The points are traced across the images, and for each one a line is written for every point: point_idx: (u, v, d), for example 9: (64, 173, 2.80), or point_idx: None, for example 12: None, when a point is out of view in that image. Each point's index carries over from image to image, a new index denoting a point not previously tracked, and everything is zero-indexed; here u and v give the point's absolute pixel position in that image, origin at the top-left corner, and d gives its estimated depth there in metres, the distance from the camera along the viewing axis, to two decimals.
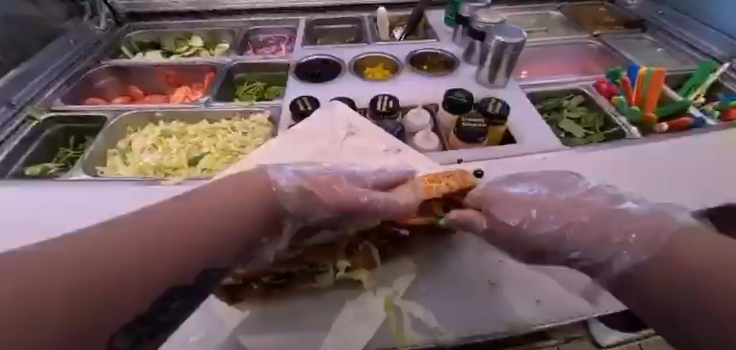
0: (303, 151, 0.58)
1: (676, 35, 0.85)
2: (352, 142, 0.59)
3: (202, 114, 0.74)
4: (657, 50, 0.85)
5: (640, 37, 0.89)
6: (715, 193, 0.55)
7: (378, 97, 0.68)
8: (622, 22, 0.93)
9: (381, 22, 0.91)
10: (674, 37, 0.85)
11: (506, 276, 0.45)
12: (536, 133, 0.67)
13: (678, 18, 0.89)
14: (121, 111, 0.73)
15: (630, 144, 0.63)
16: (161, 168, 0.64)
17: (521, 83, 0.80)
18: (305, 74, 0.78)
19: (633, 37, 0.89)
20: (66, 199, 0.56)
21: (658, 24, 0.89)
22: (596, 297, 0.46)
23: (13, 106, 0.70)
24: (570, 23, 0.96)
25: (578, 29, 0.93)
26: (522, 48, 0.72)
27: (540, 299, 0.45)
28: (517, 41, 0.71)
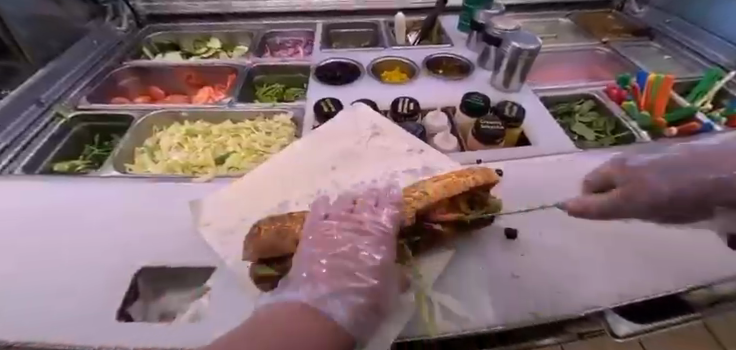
0: (330, 150, 0.60)
1: (683, 43, 0.88)
2: (377, 142, 0.61)
3: (226, 114, 0.76)
4: (665, 57, 0.88)
5: (648, 45, 0.92)
6: None
7: (399, 100, 0.71)
8: (629, 30, 0.96)
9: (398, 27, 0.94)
10: (681, 45, 0.88)
11: (525, 268, 0.48)
12: (550, 136, 0.70)
13: (685, 27, 0.92)
14: (147, 111, 0.75)
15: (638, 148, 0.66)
16: (188, 166, 0.66)
17: (534, 88, 0.82)
18: (326, 76, 0.81)
19: (640, 44, 0.92)
20: (100, 194, 0.58)
21: (665, 33, 0.93)
22: (620, 287, 0.46)
23: (42, 104, 0.72)
24: (579, 30, 0.99)
25: (588, 36, 0.96)
26: (537, 54, 0.75)
27: (564, 289, 0.45)
28: (533, 47, 0.74)
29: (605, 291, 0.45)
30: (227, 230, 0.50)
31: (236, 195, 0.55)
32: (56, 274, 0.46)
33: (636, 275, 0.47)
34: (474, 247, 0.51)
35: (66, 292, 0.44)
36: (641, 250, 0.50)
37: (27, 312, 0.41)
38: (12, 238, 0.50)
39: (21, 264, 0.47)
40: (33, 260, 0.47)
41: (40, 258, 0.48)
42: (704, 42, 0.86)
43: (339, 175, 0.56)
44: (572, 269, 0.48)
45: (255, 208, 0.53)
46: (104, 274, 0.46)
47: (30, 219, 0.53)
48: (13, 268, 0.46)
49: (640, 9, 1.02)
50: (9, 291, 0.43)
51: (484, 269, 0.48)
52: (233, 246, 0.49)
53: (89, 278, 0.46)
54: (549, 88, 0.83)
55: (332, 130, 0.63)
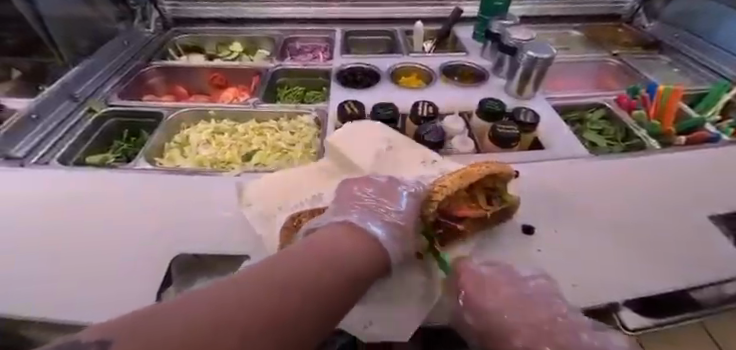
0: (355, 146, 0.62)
1: (691, 57, 0.92)
2: (399, 142, 0.64)
3: (251, 113, 0.79)
4: (673, 70, 0.91)
5: (657, 58, 0.95)
6: (732, 201, 0.60)
7: (418, 103, 0.74)
8: (638, 43, 1.00)
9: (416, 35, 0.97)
10: (689, 59, 0.92)
11: (541, 262, 0.50)
12: (563, 141, 0.73)
13: (692, 40, 0.95)
14: (177, 108, 0.78)
15: (649, 156, 0.69)
16: (216, 161, 0.70)
17: (547, 96, 0.85)
18: (347, 80, 0.84)
19: (650, 57, 0.96)
20: (135, 184, 0.60)
21: (672, 46, 0.96)
22: (631, 285, 0.48)
23: (75, 99, 0.75)
24: (590, 43, 1.03)
25: (598, 49, 1.00)
26: (551, 62, 0.78)
27: (576, 284, 0.48)
28: (547, 57, 0.77)
29: (616, 287, 0.47)
30: (261, 218, 0.53)
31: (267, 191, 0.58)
32: (97, 257, 0.48)
33: (649, 274, 0.49)
34: (496, 242, 0.53)
35: (109, 275, 0.46)
36: (650, 248, 0.53)
37: (72, 292, 0.44)
38: (54, 222, 0.53)
39: (65, 250, 0.49)
40: (75, 247, 0.49)
41: (82, 244, 0.50)
42: (712, 56, 0.90)
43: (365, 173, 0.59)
44: (585, 265, 0.50)
45: (286, 200, 0.55)
46: (142, 258, 0.49)
47: (70, 205, 0.56)
48: (57, 254, 0.48)
49: (649, 23, 1.06)
50: (56, 274, 0.46)
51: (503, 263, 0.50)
52: (266, 234, 0.52)
53: (129, 260, 0.48)
54: (561, 97, 0.86)
55: (356, 129, 0.66)
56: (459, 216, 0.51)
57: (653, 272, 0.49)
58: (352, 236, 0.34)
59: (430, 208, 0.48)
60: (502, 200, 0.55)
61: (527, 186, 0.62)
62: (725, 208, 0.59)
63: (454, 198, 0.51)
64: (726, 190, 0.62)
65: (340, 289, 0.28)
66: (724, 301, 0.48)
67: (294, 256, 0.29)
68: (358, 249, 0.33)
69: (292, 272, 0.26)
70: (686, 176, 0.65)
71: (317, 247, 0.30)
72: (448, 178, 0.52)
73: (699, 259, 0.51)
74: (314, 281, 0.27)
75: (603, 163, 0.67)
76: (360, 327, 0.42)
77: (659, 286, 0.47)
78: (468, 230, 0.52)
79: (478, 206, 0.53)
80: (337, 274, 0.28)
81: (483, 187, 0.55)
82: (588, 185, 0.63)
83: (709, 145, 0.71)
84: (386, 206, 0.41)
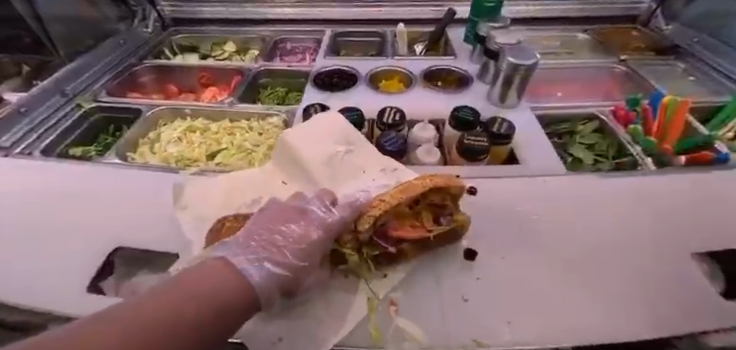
0: (308, 150, 0.59)
1: (710, 63, 0.82)
2: (356, 155, 0.60)
3: (225, 113, 0.81)
4: (690, 78, 0.82)
5: (672, 65, 0.87)
6: (726, 232, 0.52)
7: (386, 108, 0.71)
8: (652, 48, 0.91)
9: (401, 36, 0.94)
10: (709, 65, 0.82)
11: (477, 293, 0.46)
12: (541, 155, 0.67)
13: (715, 46, 0.85)
14: (155, 106, 0.81)
15: (637, 176, 0.62)
16: (182, 159, 0.72)
17: (534, 105, 0.78)
18: (323, 82, 0.82)
19: (665, 64, 0.87)
20: (97, 178, 0.63)
21: (691, 51, 0.87)
22: (577, 327, 0.41)
23: (66, 95, 0.80)
24: (597, 47, 0.95)
25: (606, 54, 0.92)
26: (536, 69, 0.71)
27: (510, 320, 0.43)
28: (530, 63, 0.70)
29: (557, 327, 0.42)
30: (202, 218, 0.54)
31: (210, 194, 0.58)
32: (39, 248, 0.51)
33: (602, 315, 0.43)
34: (435, 265, 0.50)
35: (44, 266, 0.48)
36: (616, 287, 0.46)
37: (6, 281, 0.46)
38: (15, 212, 0.57)
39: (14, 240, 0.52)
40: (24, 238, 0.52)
41: (32, 235, 0.53)
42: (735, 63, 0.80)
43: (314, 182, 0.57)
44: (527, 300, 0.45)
45: (234, 204, 0.56)
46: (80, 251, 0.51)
47: (33, 194, 0.59)
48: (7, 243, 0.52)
49: (667, 25, 0.96)
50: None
51: (441, 287, 0.47)
52: (198, 238, 0.52)
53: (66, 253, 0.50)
54: (552, 106, 0.79)
55: (315, 133, 0.63)
56: (394, 237, 0.49)
57: (614, 316, 0.43)
58: (219, 273, 0.33)
59: (357, 224, 0.47)
60: (452, 220, 0.52)
61: (485, 204, 0.58)
62: (715, 239, 0.51)
63: (393, 214, 0.49)
64: (721, 219, 0.54)
65: (196, 327, 0.27)
66: None
67: (144, 299, 0.27)
68: (226, 285, 0.32)
69: (135, 317, 0.25)
70: (677, 201, 0.57)
71: (175, 288, 0.29)
72: (388, 194, 0.50)
73: (671, 301, 0.44)
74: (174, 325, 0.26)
75: (580, 182, 0.61)
76: (268, 343, 0.41)
77: (616, 332, 0.41)
78: (408, 248, 0.49)
79: (421, 225, 0.51)
80: (194, 311, 0.28)
81: (430, 204, 0.53)
82: (556, 206, 0.57)
83: (711, 167, 0.62)
84: (296, 229, 0.41)
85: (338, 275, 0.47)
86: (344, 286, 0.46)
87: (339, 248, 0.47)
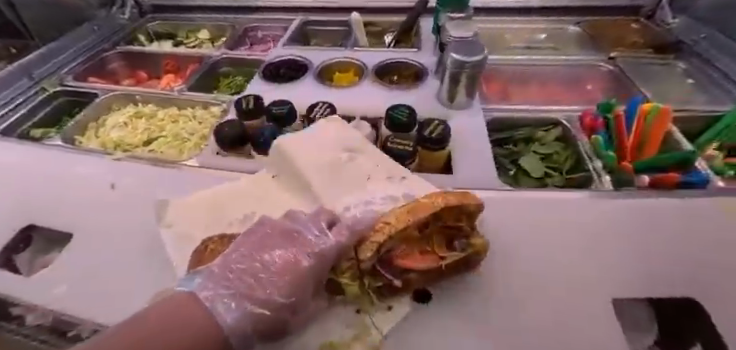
0: (315, 157, 0.52)
1: (714, 65, 0.78)
2: (358, 161, 0.53)
3: (174, 100, 0.81)
4: (687, 81, 0.78)
5: (670, 64, 0.82)
6: (675, 268, 0.44)
7: (317, 103, 0.66)
8: (651, 45, 0.86)
9: (357, 25, 0.86)
10: (711, 67, 0.78)
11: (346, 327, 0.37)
12: (478, 164, 0.60)
13: (721, 43, 0.80)
14: (109, 91, 0.83)
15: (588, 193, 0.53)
16: (121, 144, 0.73)
17: (487, 107, 0.71)
18: (270, 73, 0.79)
19: (662, 63, 0.82)
20: (33, 159, 0.67)
21: (694, 50, 0.82)
22: None
23: (33, 79, 0.84)
24: (586, 41, 0.90)
25: (596, 49, 0.86)
26: (485, 64, 0.63)
27: None
28: (476, 60, 0.62)
29: None
30: (184, 233, 0.49)
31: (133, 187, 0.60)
32: None
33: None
34: (449, 304, 0.40)
35: None
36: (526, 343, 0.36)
37: None
38: None
39: None
40: None
41: None
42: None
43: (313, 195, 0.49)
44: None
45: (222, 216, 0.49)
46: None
47: None
48: None
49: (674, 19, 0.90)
50: None
51: (446, 333, 0.37)
52: (182, 262, 0.46)
53: None
54: (510, 109, 0.71)
55: (316, 135, 0.55)
56: (402, 267, 0.38)
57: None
58: (179, 311, 0.26)
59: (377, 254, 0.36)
60: (469, 244, 0.41)
61: None
62: (658, 277, 0.43)
63: (401, 239, 0.38)
64: (674, 252, 0.45)
65: None
66: None
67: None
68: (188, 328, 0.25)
69: None
70: (626, 227, 0.48)
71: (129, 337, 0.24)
72: (393, 213, 0.39)
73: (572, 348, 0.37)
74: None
75: (511, 199, 0.52)
76: None
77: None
78: (416, 279, 0.39)
79: (431, 251, 0.40)
80: None
81: (443, 225, 0.41)
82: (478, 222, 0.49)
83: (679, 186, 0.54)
84: (279, 256, 0.31)
85: (338, 303, 0.38)
86: (343, 329, 0.36)
87: (334, 277, 0.37)
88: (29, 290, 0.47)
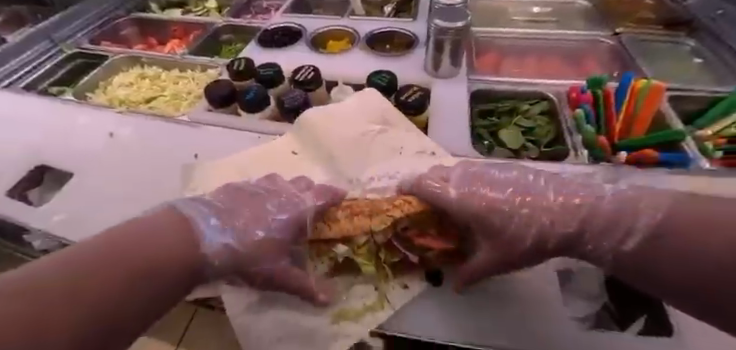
0: (342, 134, 0.54)
1: (726, 44, 0.74)
2: (386, 140, 0.54)
3: (176, 63, 0.85)
4: (695, 61, 0.75)
5: (682, 43, 0.78)
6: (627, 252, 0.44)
7: (303, 67, 0.68)
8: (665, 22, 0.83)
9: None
10: (723, 47, 0.74)
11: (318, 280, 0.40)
12: (453, 129, 0.60)
13: None
14: (118, 54, 0.89)
15: (567, 164, 0.53)
16: (125, 101, 0.78)
17: (472, 77, 0.70)
18: (265, 38, 0.82)
19: (673, 41, 0.79)
20: (47, 111, 0.73)
21: (709, 28, 0.78)
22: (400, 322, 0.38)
23: (53, 41, 0.90)
24: (593, 16, 0.88)
25: (602, 25, 0.84)
26: (468, 27, 0.63)
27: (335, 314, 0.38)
28: (459, 27, 0.62)
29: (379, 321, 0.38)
30: None
31: (129, 137, 0.65)
32: None
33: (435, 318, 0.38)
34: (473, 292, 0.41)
35: None
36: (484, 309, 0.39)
37: None
38: None
39: None
40: None
41: None
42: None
43: (336, 166, 0.51)
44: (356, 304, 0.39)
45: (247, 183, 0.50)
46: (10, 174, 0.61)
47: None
48: None
49: None
50: None
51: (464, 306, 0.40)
52: None
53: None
54: (499, 81, 0.69)
55: (343, 112, 0.56)
56: (420, 246, 0.40)
57: (446, 319, 0.38)
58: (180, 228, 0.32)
59: (388, 233, 0.40)
60: None
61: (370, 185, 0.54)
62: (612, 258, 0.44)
63: (414, 219, 0.40)
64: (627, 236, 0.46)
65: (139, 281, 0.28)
66: None
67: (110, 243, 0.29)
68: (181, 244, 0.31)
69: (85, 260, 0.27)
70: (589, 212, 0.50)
71: (135, 236, 0.30)
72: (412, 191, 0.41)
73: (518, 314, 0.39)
74: (117, 276, 0.27)
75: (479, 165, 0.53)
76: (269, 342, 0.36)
77: (433, 333, 0.37)
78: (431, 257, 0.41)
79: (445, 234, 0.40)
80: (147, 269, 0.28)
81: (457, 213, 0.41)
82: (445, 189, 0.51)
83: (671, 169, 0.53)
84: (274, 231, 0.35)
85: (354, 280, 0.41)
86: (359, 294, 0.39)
87: (351, 255, 0.41)
88: (31, 216, 0.53)
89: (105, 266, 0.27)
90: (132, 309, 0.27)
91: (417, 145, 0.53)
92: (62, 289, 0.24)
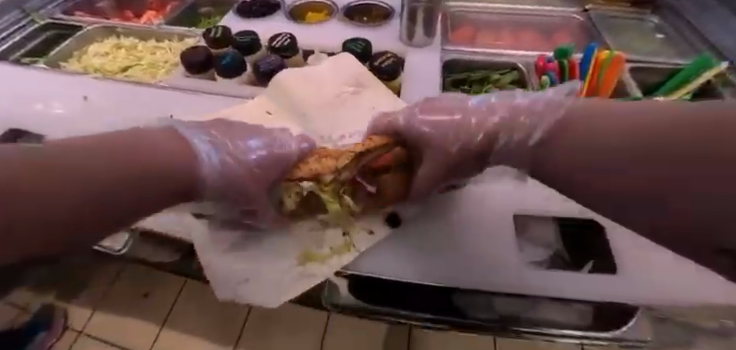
0: (315, 95, 0.55)
1: (686, 19, 0.77)
2: (358, 100, 0.55)
3: (153, 34, 0.84)
4: (657, 36, 0.78)
5: (646, 19, 0.82)
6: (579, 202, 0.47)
7: (280, 34, 0.69)
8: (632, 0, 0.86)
9: None
10: (683, 22, 0.77)
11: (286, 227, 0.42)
12: (425, 93, 0.62)
13: None
14: (92, 24, 0.87)
15: None
16: (100, 70, 0.77)
17: (446, 48, 0.72)
18: (243, 9, 0.82)
19: (638, 18, 0.82)
20: (17, 78, 0.71)
21: (671, 5, 0.81)
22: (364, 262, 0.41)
23: (24, 12, 0.88)
24: None
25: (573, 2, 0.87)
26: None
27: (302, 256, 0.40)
28: None
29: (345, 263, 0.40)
30: None
31: (104, 102, 0.65)
32: None
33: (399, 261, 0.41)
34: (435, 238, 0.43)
35: None
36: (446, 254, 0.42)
37: None
38: None
39: None
40: None
41: None
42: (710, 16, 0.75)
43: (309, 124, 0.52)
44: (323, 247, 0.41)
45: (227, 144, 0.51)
46: None
47: None
48: None
49: None
50: None
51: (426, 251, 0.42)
52: None
53: None
54: (471, 51, 0.72)
55: (317, 75, 0.58)
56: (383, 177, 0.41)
57: (410, 263, 0.41)
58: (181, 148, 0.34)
59: (356, 169, 0.40)
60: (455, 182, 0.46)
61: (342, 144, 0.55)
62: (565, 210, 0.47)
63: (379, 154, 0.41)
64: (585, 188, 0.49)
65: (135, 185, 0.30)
66: (487, 311, 0.39)
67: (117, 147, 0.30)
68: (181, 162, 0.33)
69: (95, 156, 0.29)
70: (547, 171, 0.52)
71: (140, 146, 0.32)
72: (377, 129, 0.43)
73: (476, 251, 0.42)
74: (97, 178, 0.28)
75: None
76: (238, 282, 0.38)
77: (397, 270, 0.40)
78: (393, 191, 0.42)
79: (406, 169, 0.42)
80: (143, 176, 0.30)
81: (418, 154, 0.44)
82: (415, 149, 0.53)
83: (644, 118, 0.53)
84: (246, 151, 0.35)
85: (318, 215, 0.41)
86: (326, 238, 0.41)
87: (317, 191, 0.40)
88: None
89: (109, 166, 0.29)
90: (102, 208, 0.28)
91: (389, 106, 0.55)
92: (57, 175, 0.26)
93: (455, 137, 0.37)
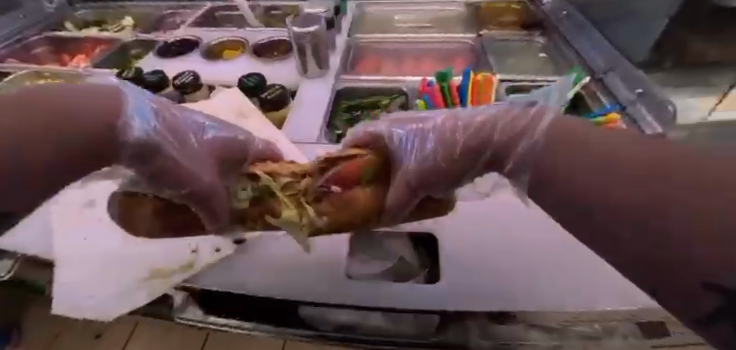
0: None
1: (565, 39, 0.84)
2: None
3: (78, 76, 0.89)
4: (541, 56, 0.85)
5: (533, 40, 0.88)
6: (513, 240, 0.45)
7: (184, 73, 0.74)
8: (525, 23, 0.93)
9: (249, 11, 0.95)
10: (564, 42, 0.84)
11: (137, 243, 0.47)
12: (308, 121, 0.66)
13: (579, 22, 0.85)
14: (20, 70, 0.92)
15: None
16: None
17: (340, 77, 0.78)
18: (162, 50, 0.88)
19: (526, 40, 0.88)
20: None
21: (556, 26, 0.88)
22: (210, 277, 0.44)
23: None
24: (468, 20, 0.98)
25: (471, 29, 0.94)
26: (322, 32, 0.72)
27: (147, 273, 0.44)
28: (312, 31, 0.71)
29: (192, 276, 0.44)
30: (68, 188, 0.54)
31: None
32: None
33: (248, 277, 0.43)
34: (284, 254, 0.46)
35: None
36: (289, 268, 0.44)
37: None
38: None
39: None
40: None
41: None
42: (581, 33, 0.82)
43: None
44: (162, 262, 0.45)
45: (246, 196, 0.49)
46: None
47: None
48: None
49: None
50: None
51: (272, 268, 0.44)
52: (56, 210, 0.52)
53: None
54: (363, 79, 0.78)
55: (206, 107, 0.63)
56: (348, 189, 0.41)
57: (253, 277, 0.43)
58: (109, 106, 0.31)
59: (322, 177, 0.41)
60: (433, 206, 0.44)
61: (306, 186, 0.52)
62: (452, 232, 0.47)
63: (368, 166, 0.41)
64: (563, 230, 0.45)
65: (59, 136, 0.29)
66: (321, 322, 0.40)
67: (37, 94, 0.30)
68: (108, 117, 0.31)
69: (10, 115, 0.28)
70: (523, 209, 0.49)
71: (34, 92, 0.30)
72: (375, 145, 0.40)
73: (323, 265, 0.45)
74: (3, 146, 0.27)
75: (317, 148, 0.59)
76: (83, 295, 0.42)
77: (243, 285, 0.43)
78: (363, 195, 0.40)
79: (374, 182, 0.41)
80: (49, 119, 0.29)
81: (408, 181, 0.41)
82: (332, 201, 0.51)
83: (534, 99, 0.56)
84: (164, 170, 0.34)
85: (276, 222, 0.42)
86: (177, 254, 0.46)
87: (269, 189, 0.41)
88: None
89: (36, 126, 0.28)
90: (50, 170, 0.30)
91: (268, 133, 0.58)
92: None
93: (445, 134, 0.33)
